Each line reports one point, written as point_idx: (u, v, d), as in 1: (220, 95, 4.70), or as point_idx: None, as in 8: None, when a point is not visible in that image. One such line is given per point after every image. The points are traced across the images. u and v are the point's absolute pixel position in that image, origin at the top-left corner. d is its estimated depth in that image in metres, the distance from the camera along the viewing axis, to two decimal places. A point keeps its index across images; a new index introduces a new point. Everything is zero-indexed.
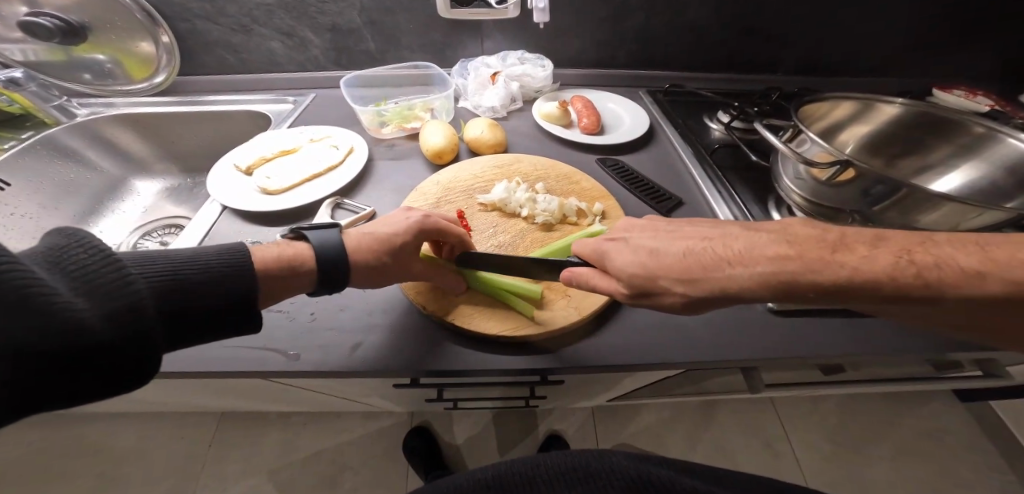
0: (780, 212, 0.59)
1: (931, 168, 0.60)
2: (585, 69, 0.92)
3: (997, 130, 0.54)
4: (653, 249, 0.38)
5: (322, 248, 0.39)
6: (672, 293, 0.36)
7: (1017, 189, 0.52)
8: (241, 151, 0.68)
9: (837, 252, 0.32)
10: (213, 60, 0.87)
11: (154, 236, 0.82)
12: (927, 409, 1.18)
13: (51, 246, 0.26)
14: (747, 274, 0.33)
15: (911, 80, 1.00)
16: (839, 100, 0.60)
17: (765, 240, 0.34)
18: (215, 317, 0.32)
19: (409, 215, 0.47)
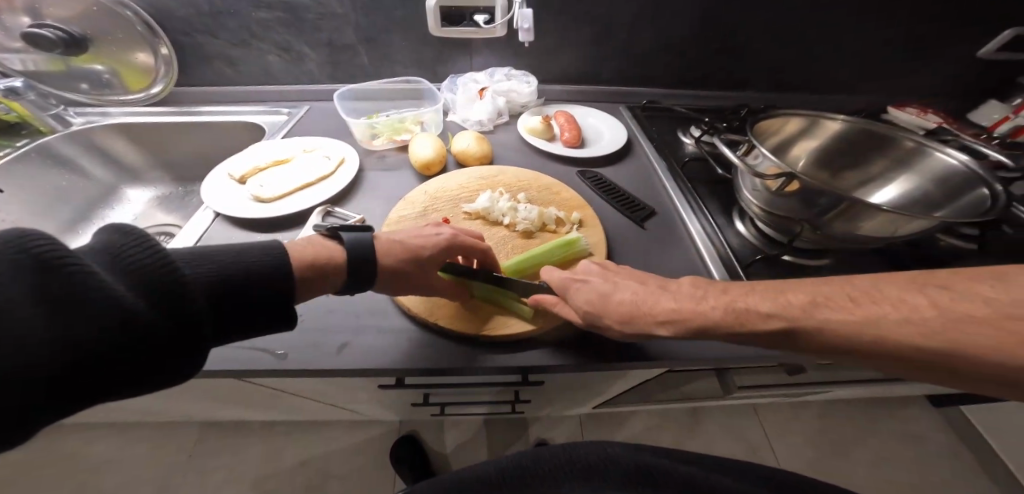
0: (743, 223, 0.63)
1: (873, 180, 0.64)
2: (570, 86, 0.97)
3: (928, 145, 0.59)
4: (603, 292, 0.42)
5: (356, 250, 0.42)
6: (610, 332, 0.42)
7: (945, 200, 0.56)
8: (235, 159, 0.70)
9: (698, 302, 0.38)
10: (211, 73, 0.91)
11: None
12: (903, 414, 1.22)
13: (114, 240, 0.28)
14: (654, 324, 0.39)
15: (872, 99, 1.06)
16: (790, 116, 0.64)
17: (667, 295, 0.39)
18: (258, 311, 0.35)
19: (438, 230, 0.50)
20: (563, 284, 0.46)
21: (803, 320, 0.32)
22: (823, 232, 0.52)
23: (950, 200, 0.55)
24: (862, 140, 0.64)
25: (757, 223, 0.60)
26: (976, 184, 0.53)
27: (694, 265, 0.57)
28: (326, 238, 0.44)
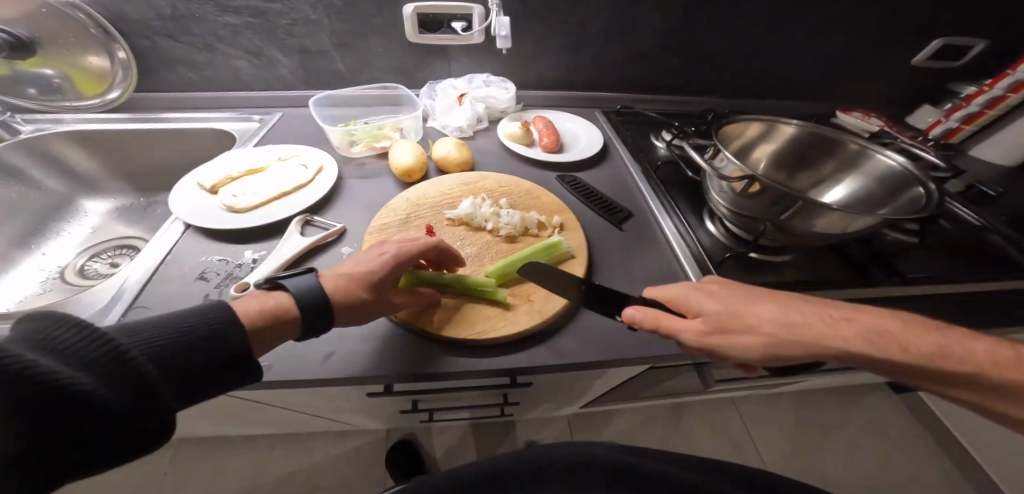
0: (713, 223, 0.66)
1: (826, 180, 0.69)
2: (548, 92, 0.99)
3: (869, 147, 0.64)
4: (730, 313, 0.40)
5: (302, 294, 0.39)
6: (743, 340, 0.39)
7: (886, 198, 0.61)
8: (206, 169, 0.68)
9: (859, 333, 0.37)
10: (174, 77, 0.87)
11: (102, 257, 0.79)
12: (867, 400, 1.30)
13: (36, 328, 0.27)
14: (810, 340, 0.38)
15: (824, 105, 1.15)
16: (750, 120, 0.69)
17: (814, 323, 0.38)
18: (218, 372, 0.33)
19: (380, 249, 0.48)
20: (689, 291, 0.43)
21: (986, 368, 0.35)
22: (784, 230, 0.56)
23: (889, 198, 0.61)
24: (814, 143, 0.68)
25: (725, 223, 0.63)
26: (912, 182, 0.58)
27: (670, 264, 0.60)
28: (267, 291, 0.41)
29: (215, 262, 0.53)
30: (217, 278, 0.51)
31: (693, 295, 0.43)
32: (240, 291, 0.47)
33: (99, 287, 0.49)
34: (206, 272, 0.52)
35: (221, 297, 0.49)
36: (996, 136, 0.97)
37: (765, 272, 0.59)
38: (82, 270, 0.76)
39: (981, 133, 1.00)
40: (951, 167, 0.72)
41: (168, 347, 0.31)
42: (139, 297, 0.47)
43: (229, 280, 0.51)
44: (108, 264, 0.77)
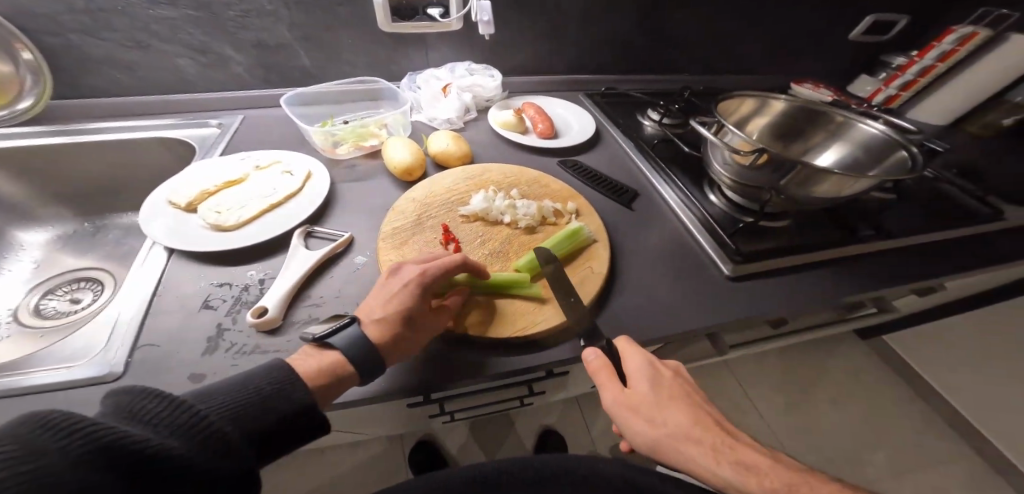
0: (714, 194, 0.71)
1: (813, 149, 0.75)
2: (530, 77, 0.97)
3: (851, 118, 0.71)
4: (653, 404, 0.42)
5: (351, 351, 0.38)
6: (637, 425, 0.41)
7: (872, 161, 0.68)
8: (173, 184, 0.59)
9: (737, 464, 0.39)
10: (99, 80, 0.75)
11: (58, 294, 0.67)
12: (842, 344, 1.42)
13: (117, 405, 0.28)
14: (685, 453, 0.39)
15: (777, 78, 1.24)
16: (744, 96, 0.74)
17: (709, 442, 0.40)
18: (290, 429, 0.34)
19: (404, 276, 0.45)
20: (640, 372, 0.43)
21: None
22: (785, 196, 0.60)
23: (875, 162, 0.68)
24: (802, 115, 0.75)
25: (729, 194, 0.68)
26: (895, 146, 0.65)
27: (683, 238, 0.65)
28: (319, 351, 0.39)
29: (216, 287, 0.48)
30: (225, 305, 0.46)
31: (641, 373, 0.44)
32: (258, 316, 0.44)
33: (79, 331, 0.42)
34: (209, 299, 0.47)
35: (237, 324, 0.44)
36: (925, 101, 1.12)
37: (768, 237, 0.65)
38: (38, 308, 0.64)
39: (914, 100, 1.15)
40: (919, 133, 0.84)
41: (243, 407, 0.32)
42: (139, 336, 0.42)
43: (240, 306, 0.47)
44: (69, 301, 0.66)
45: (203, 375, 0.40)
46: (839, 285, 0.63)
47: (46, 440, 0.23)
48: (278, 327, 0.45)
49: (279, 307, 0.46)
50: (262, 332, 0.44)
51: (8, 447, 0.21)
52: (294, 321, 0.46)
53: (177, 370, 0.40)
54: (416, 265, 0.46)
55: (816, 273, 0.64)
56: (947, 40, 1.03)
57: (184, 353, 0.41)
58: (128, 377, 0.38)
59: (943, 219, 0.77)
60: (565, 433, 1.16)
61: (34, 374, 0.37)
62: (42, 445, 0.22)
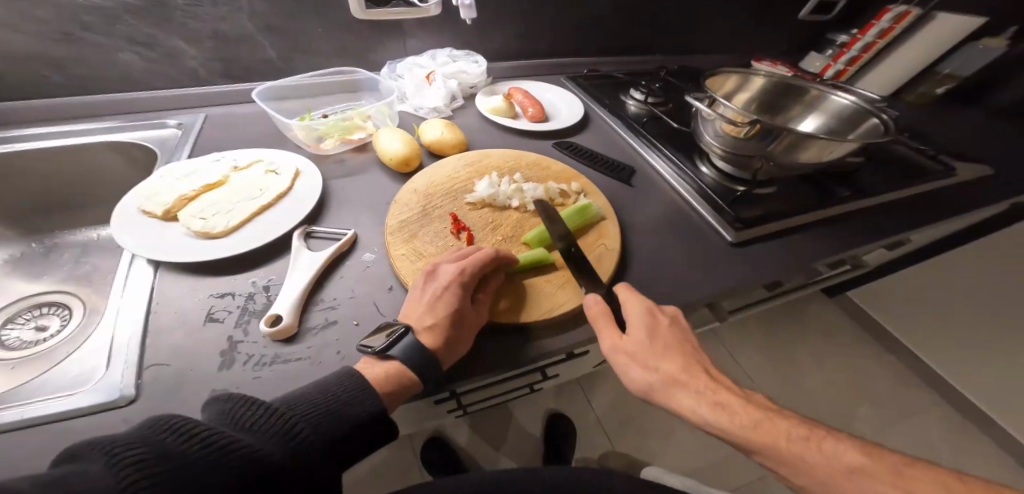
0: (706, 165, 0.74)
1: (795, 119, 0.81)
2: (510, 62, 0.96)
3: (825, 91, 0.77)
4: (651, 350, 0.42)
5: (411, 361, 0.39)
6: (633, 369, 0.42)
7: (847, 127, 0.74)
8: (143, 191, 0.53)
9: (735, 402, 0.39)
10: (24, 81, 0.64)
11: (22, 322, 0.59)
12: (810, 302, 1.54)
13: (220, 411, 0.32)
14: (677, 399, 0.40)
15: (739, 55, 1.30)
16: (727, 74, 0.79)
17: (705, 388, 0.40)
18: (365, 431, 0.37)
19: (444, 277, 0.45)
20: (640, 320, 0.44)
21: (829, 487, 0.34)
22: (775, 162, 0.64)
23: (850, 128, 0.74)
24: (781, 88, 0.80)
25: (721, 162, 0.71)
26: (864, 113, 0.72)
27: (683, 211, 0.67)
28: (379, 360, 0.40)
29: (217, 298, 0.46)
30: (231, 316, 0.44)
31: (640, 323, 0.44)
32: (272, 325, 0.43)
33: (82, 356, 0.41)
34: (213, 312, 0.45)
35: (249, 336, 0.43)
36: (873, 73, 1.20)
37: (760, 202, 0.69)
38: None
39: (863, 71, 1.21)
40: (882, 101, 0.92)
41: (324, 413, 0.34)
42: (144, 356, 0.40)
43: (247, 316, 0.45)
44: (34, 328, 0.59)
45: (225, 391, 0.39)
46: (826, 245, 0.67)
47: (172, 442, 0.26)
48: (296, 334, 0.44)
49: (293, 313, 0.44)
50: (277, 340, 0.43)
51: (147, 446, 0.25)
52: (310, 326, 0.45)
53: (193, 388, 0.39)
54: (454, 265, 0.47)
55: (804, 236, 0.68)
56: (884, 18, 1.11)
57: (198, 370, 0.40)
58: (140, 400, 0.37)
59: (902, 179, 0.84)
60: (570, 413, 1.19)
61: (36, 404, 0.36)
62: (169, 445, 0.26)
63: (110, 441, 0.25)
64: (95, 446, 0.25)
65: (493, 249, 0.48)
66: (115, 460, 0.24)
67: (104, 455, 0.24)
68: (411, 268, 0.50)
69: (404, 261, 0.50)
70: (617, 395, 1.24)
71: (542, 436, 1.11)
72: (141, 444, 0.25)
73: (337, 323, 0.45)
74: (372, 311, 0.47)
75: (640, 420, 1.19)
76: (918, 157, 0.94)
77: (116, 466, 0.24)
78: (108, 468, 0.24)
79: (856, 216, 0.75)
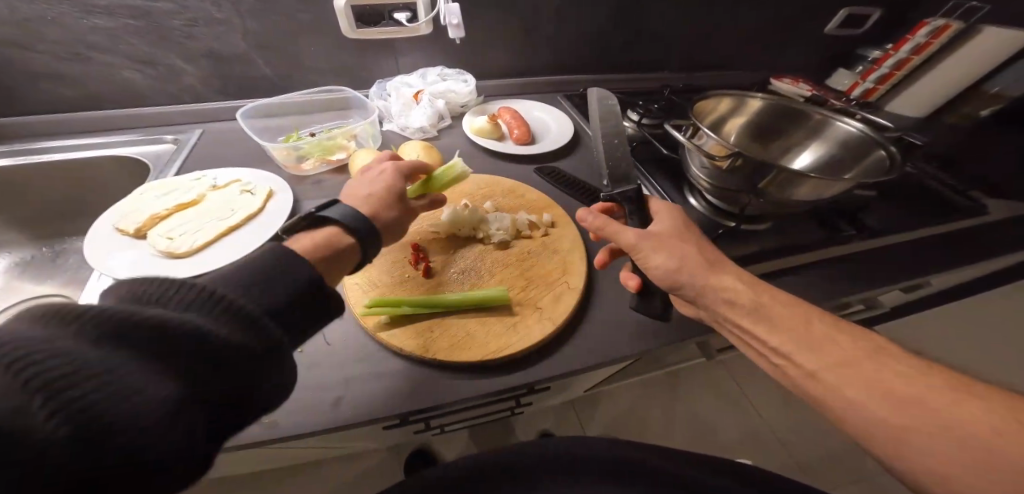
0: (695, 197, 0.72)
1: (793, 148, 0.79)
2: (506, 79, 0.94)
3: (829, 116, 0.74)
4: (674, 248, 0.44)
5: (349, 219, 0.41)
6: (657, 258, 0.44)
7: (849, 159, 0.72)
8: (120, 208, 0.55)
9: (761, 298, 0.41)
10: (35, 95, 0.68)
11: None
12: None
13: (92, 309, 0.23)
14: (707, 279, 0.42)
15: (757, 72, 1.23)
16: (721, 96, 0.77)
17: (731, 280, 0.42)
18: (312, 298, 0.33)
19: (378, 171, 0.50)
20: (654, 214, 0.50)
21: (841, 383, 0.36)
22: (764, 199, 0.61)
23: (858, 159, 0.71)
24: (779, 114, 0.78)
25: (707, 196, 0.69)
26: (872, 145, 0.69)
27: None
28: (312, 229, 0.41)
29: None
30: None
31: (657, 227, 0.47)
32: None
33: None
34: None
35: None
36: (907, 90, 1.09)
37: (747, 241, 0.66)
38: None
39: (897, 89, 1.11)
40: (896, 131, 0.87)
41: (251, 284, 0.30)
42: None
43: None
44: None
45: None
46: (821, 289, 0.62)
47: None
48: None
49: None
50: None
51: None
52: None
53: None
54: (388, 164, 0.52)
55: (795, 278, 0.63)
56: (919, 33, 1.02)
57: None
58: None
59: (923, 216, 0.78)
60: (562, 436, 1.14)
61: None
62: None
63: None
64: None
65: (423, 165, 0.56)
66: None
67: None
68: (362, 299, 0.50)
69: (357, 291, 0.51)
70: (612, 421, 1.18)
71: None
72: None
73: None
74: (320, 339, 0.48)
75: None
76: (943, 189, 0.86)
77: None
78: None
79: (865, 256, 0.69)
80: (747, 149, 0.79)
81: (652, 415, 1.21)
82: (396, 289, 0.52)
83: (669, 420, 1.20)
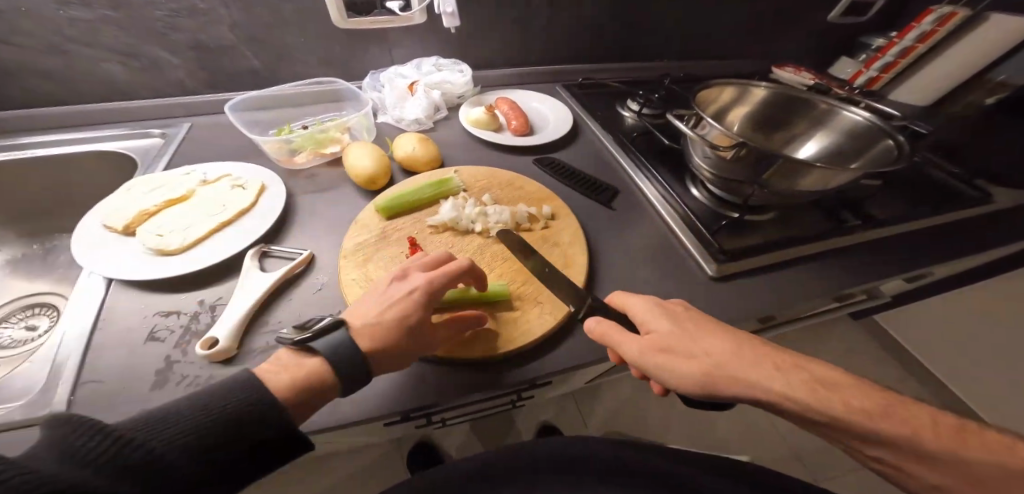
0: (697, 188, 0.71)
1: (795, 138, 0.78)
2: (503, 69, 0.92)
3: (834, 106, 0.73)
4: (689, 359, 0.38)
5: (333, 358, 0.37)
6: (678, 376, 0.38)
7: (855, 149, 0.71)
8: (108, 205, 0.54)
9: (812, 390, 0.34)
10: (16, 89, 0.65)
11: (11, 322, 0.62)
12: (836, 329, 1.41)
13: (48, 440, 0.25)
14: (748, 385, 0.35)
15: (757, 60, 1.21)
16: (724, 85, 0.76)
17: (768, 377, 0.35)
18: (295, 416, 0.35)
19: (398, 288, 0.44)
20: (651, 301, 0.43)
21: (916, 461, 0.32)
22: (768, 189, 0.59)
23: (863, 149, 0.70)
24: (781, 104, 0.77)
25: (710, 187, 0.68)
26: (878, 135, 0.67)
27: (666, 237, 0.64)
28: (300, 354, 0.38)
29: (162, 317, 0.47)
30: (172, 336, 0.45)
31: (654, 328, 0.40)
32: (208, 348, 0.42)
33: (23, 370, 0.42)
34: (155, 330, 0.45)
35: (187, 357, 0.43)
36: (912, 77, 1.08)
37: (751, 233, 0.65)
38: None
39: (900, 78, 1.11)
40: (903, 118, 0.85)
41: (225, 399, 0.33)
42: (82, 374, 0.41)
43: (189, 337, 0.45)
44: (24, 328, 0.62)
45: None
46: (824, 281, 0.61)
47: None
48: (234, 357, 0.43)
49: (231, 336, 0.44)
50: (214, 362, 0.43)
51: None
52: (252, 349, 0.44)
53: (123, 408, 0.39)
54: (416, 273, 0.46)
55: (798, 269, 0.62)
56: (925, 20, 1.00)
57: (129, 391, 0.40)
58: None
59: (927, 206, 0.77)
60: (564, 427, 1.13)
61: None
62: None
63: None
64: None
65: (468, 260, 0.47)
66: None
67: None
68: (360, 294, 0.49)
69: (354, 286, 0.50)
70: (615, 413, 1.17)
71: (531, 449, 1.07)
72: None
73: (279, 347, 0.45)
74: None
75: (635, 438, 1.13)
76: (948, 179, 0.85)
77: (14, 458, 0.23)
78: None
79: (866, 246, 0.68)
80: (751, 139, 0.78)
81: (656, 408, 1.20)
82: None
83: (672, 412, 1.20)
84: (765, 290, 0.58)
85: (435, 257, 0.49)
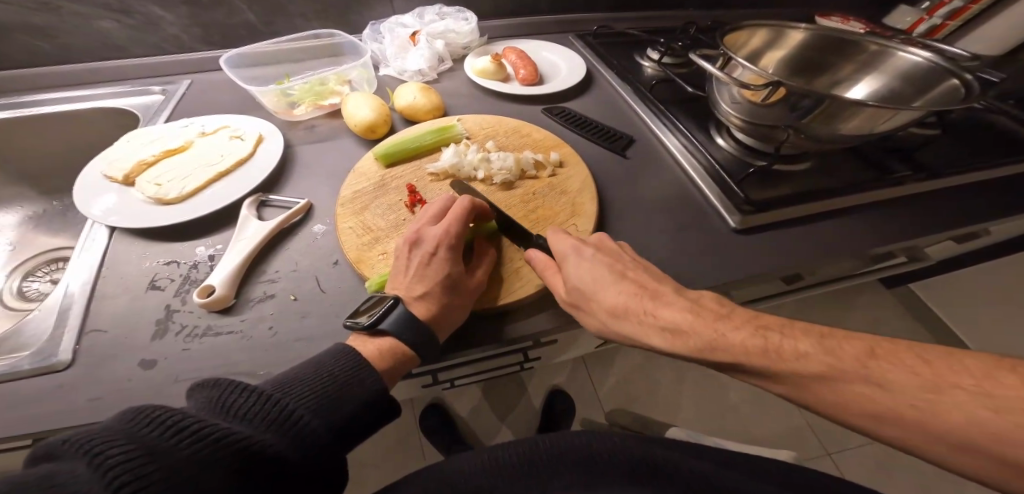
0: (722, 136, 0.65)
1: (841, 83, 0.70)
2: (512, 19, 0.87)
3: (888, 45, 0.65)
4: (589, 302, 0.40)
5: (401, 331, 0.38)
6: (589, 320, 0.40)
7: (913, 92, 0.63)
8: (107, 156, 0.53)
9: (664, 330, 0.36)
10: (16, 49, 0.65)
11: (38, 275, 0.66)
12: (872, 298, 1.31)
13: (207, 398, 0.28)
14: (617, 327, 0.39)
15: (794, 9, 1.10)
16: (756, 28, 0.68)
17: (635, 327, 0.38)
18: (364, 417, 0.34)
19: (420, 251, 0.43)
20: (569, 249, 0.42)
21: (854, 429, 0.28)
22: (805, 135, 0.53)
23: (922, 92, 0.62)
24: (823, 45, 0.68)
25: (738, 133, 0.61)
26: (942, 75, 0.59)
27: (685, 187, 0.59)
28: (370, 337, 0.39)
29: (163, 266, 0.46)
30: (172, 285, 0.45)
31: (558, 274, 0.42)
32: (206, 296, 0.42)
33: (31, 318, 0.43)
34: (156, 279, 0.45)
35: (186, 306, 0.43)
36: (987, 23, 0.91)
37: (781, 183, 0.59)
38: (22, 291, 0.64)
39: (972, 23, 0.93)
40: (972, 57, 0.75)
41: (305, 391, 0.32)
42: (87, 321, 0.41)
43: (188, 286, 0.45)
44: (50, 282, 0.65)
45: (154, 361, 0.39)
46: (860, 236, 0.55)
47: (158, 438, 0.22)
48: (232, 306, 0.43)
49: (228, 285, 0.43)
50: (212, 311, 0.42)
51: (128, 442, 0.21)
52: (249, 299, 0.44)
53: (126, 356, 0.39)
54: (428, 234, 0.44)
55: (833, 223, 0.56)
56: None
57: (133, 338, 0.40)
58: (74, 365, 0.38)
59: (990, 156, 0.68)
60: (573, 393, 1.11)
61: None
62: (159, 443, 0.22)
63: (80, 438, 0.20)
64: (69, 445, 0.20)
65: (469, 200, 0.46)
66: (98, 461, 0.19)
67: (80, 455, 0.20)
68: (357, 243, 0.47)
69: (351, 235, 0.48)
70: (627, 381, 1.14)
71: (541, 410, 1.06)
72: (121, 441, 0.21)
73: (275, 297, 0.44)
74: (313, 285, 0.45)
75: (645, 402, 1.11)
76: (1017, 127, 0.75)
77: (101, 467, 0.19)
78: (93, 471, 0.19)
79: (914, 200, 0.60)
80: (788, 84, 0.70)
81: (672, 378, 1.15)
82: (393, 233, 0.49)
83: (690, 381, 1.15)
84: (795, 244, 0.53)
85: (439, 205, 0.47)
